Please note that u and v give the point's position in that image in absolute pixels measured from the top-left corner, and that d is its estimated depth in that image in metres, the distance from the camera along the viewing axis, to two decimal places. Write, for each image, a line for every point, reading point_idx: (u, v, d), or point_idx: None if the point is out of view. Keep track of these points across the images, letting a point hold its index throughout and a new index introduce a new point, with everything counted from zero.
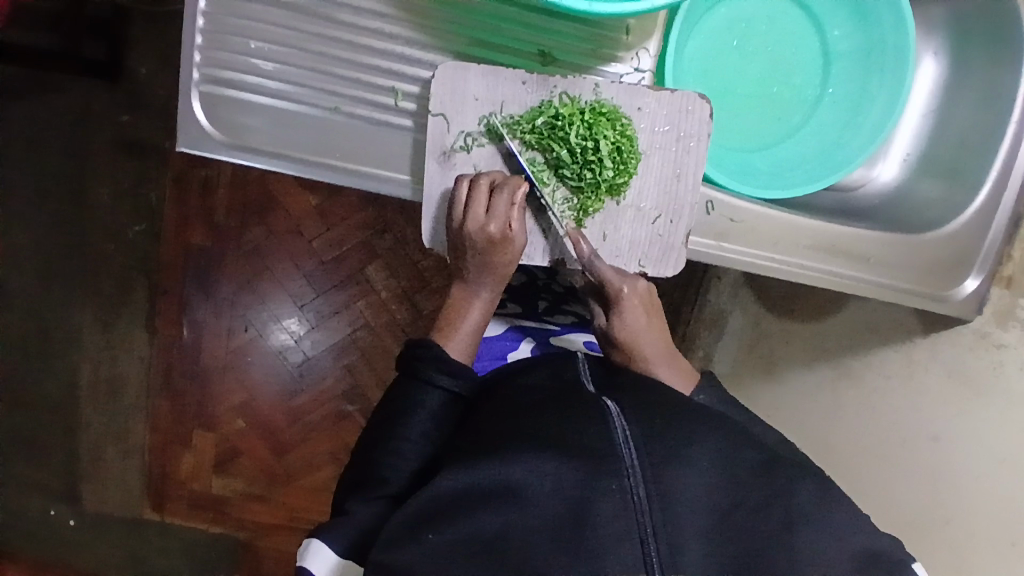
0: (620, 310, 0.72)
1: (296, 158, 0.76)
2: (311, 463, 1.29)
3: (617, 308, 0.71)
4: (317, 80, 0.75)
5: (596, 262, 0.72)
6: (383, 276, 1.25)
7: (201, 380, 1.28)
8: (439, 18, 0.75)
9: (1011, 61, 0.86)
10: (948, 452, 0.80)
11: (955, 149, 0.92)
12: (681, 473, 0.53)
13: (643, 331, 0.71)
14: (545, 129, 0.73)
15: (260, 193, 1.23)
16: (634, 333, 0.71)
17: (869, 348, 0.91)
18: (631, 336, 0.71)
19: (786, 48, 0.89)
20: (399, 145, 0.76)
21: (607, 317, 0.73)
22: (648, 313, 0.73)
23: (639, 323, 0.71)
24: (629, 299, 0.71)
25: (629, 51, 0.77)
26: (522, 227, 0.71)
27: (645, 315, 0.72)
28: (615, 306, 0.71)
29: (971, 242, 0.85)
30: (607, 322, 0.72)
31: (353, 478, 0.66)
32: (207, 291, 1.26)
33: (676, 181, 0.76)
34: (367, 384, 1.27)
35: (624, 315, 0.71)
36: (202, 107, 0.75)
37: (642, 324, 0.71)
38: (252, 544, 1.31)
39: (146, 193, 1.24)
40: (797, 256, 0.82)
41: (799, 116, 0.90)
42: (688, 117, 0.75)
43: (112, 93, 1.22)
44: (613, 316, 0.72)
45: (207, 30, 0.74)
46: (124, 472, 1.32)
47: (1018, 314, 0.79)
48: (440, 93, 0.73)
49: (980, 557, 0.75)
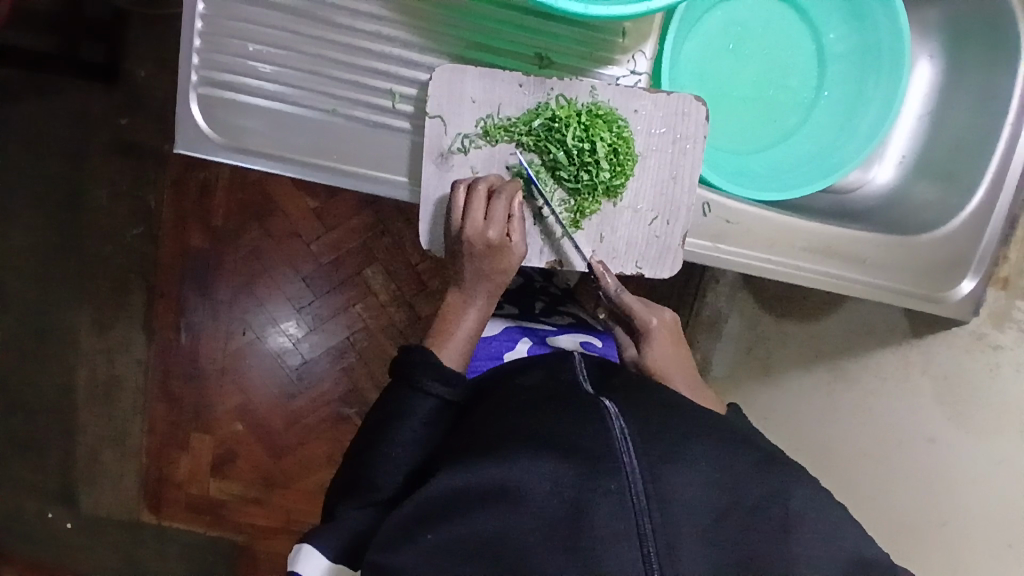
0: (650, 343, 0.74)
1: (294, 160, 0.76)
2: (308, 466, 1.29)
3: (647, 338, 0.74)
4: (315, 82, 0.75)
5: (625, 297, 0.75)
6: (381, 279, 1.25)
7: (198, 382, 1.28)
8: (437, 21, 0.75)
9: (1006, 63, 0.86)
10: (945, 453, 0.80)
11: (951, 151, 0.92)
12: (678, 473, 0.53)
13: (672, 361, 0.74)
14: (542, 131, 0.73)
15: (258, 195, 1.23)
16: (664, 363, 0.73)
17: (866, 350, 0.91)
18: (664, 367, 0.73)
19: (782, 50, 0.89)
20: (397, 147, 0.76)
21: (639, 349, 0.75)
22: (675, 342, 0.76)
23: (668, 353, 0.74)
24: (657, 330, 0.75)
25: (626, 53, 0.78)
26: (521, 233, 0.72)
27: (672, 346, 0.75)
28: (645, 337, 0.74)
29: (967, 244, 0.85)
30: (639, 353, 0.75)
31: (348, 480, 0.66)
32: (205, 293, 1.26)
33: (673, 183, 0.76)
34: (364, 387, 1.27)
35: (653, 346, 0.74)
36: (200, 110, 0.76)
37: (671, 355, 0.74)
38: (249, 547, 1.31)
39: (144, 196, 1.25)
40: (794, 258, 0.82)
41: (795, 118, 0.90)
42: (684, 119, 0.75)
43: (110, 96, 1.22)
44: (642, 347, 0.75)
45: (205, 32, 0.74)
46: (121, 475, 1.32)
47: (1014, 316, 0.79)
48: (438, 95, 0.73)
49: (977, 558, 0.75)
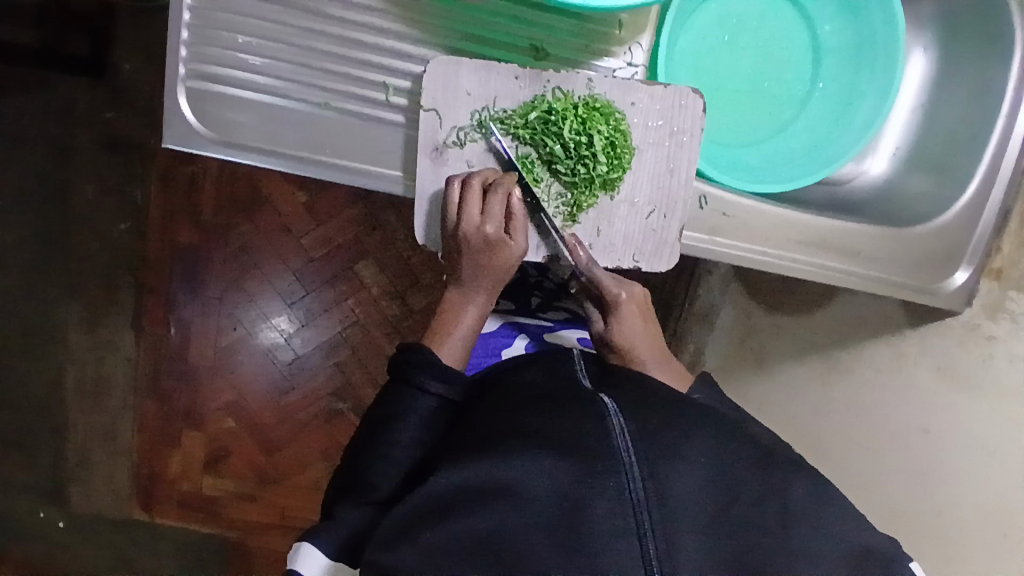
0: (618, 316, 0.71)
1: (285, 154, 0.75)
2: (302, 461, 1.29)
3: (614, 313, 0.71)
4: (307, 75, 0.74)
5: (597, 270, 0.72)
6: (373, 273, 1.24)
7: (189, 379, 1.27)
8: (431, 13, 0.74)
9: (1000, 54, 0.86)
10: (938, 443, 0.81)
11: (944, 144, 0.93)
12: (679, 470, 0.53)
13: (640, 338, 0.71)
14: (538, 124, 0.72)
15: (249, 190, 1.22)
16: (633, 338, 0.71)
17: (860, 340, 0.92)
18: (629, 340, 0.71)
19: (777, 43, 0.89)
20: (391, 141, 0.75)
21: (605, 323, 0.72)
22: (643, 316, 0.73)
23: (635, 331, 0.71)
24: (626, 305, 0.72)
25: (622, 45, 0.77)
26: (523, 233, 0.71)
27: (641, 321, 0.72)
28: (612, 310, 0.72)
29: (959, 236, 0.86)
30: (606, 327, 0.72)
31: (344, 482, 0.65)
32: (195, 289, 1.25)
33: (670, 176, 0.75)
34: (358, 382, 1.26)
35: (621, 320, 0.71)
36: (189, 103, 0.74)
37: (639, 331, 0.72)
38: (243, 543, 1.31)
39: (131, 191, 1.23)
40: (789, 251, 0.82)
41: (789, 112, 0.90)
42: (682, 112, 0.74)
43: (95, 90, 1.19)
44: (610, 320, 0.72)
45: (194, 24, 0.73)
46: (113, 473, 1.30)
47: (1008, 306, 0.79)
48: (432, 88, 0.72)
49: (972, 548, 0.76)
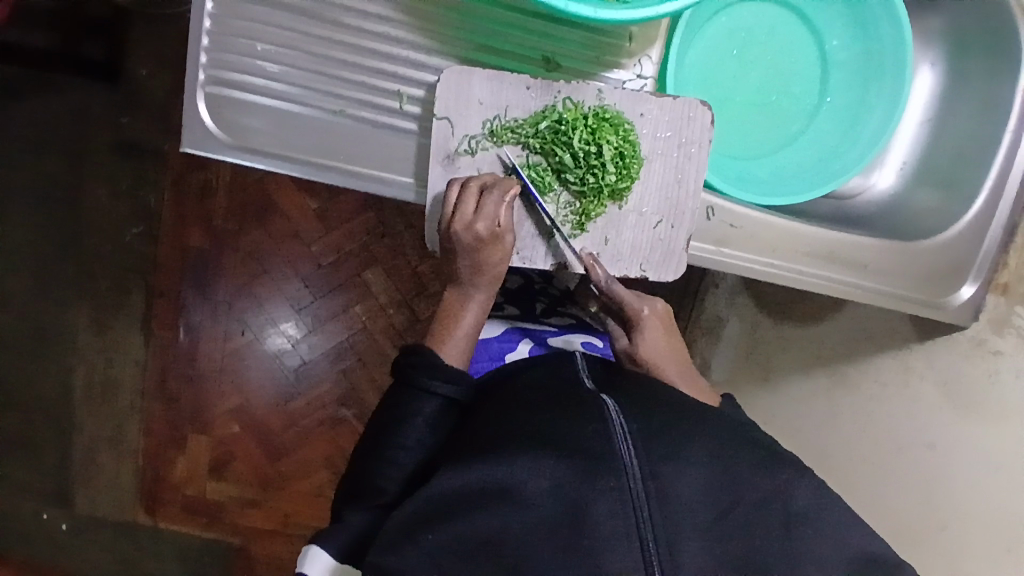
0: (642, 333, 0.73)
1: (298, 159, 0.77)
2: (306, 468, 1.29)
3: (639, 329, 0.73)
4: (322, 82, 0.75)
5: (617, 288, 0.73)
6: (381, 281, 1.25)
7: (196, 382, 1.28)
8: (445, 24, 0.75)
9: (1008, 70, 0.87)
10: (945, 459, 0.81)
11: (952, 159, 0.93)
12: (680, 473, 0.53)
13: (665, 350, 0.73)
14: (548, 133, 0.74)
15: (259, 196, 1.23)
16: (658, 353, 0.73)
17: (867, 355, 0.92)
18: (657, 356, 0.72)
19: (784, 57, 0.90)
20: (403, 148, 0.76)
21: (631, 339, 0.74)
22: (667, 330, 0.75)
23: (661, 343, 0.73)
24: (649, 319, 0.73)
25: (632, 58, 0.78)
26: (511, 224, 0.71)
27: (664, 333, 0.74)
28: (637, 327, 0.73)
29: (967, 251, 0.86)
30: (632, 343, 0.73)
31: (351, 486, 0.65)
32: (205, 294, 1.26)
33: (678, 186, 0.76)
34: (364, 390, 1.27)
35: (646, 335, 0.73)
36: (207, 109, 0.76)
37: (663, 343, 0.74)
38: (246, 550, 1.31)
39: (144, 196, 1.24)
40: (797, 264, 0.83)
41: (797, 125, 0.91)
42: (690, 123, 0.76)
43: (110, 96, 1.21)
44: (634, 337, 0.73)
45: (213, 32, 0.75)
46: (118, 476, 1.31)
47: (1015, 321, 0.80)
48: (445, 97, 0.73)
49: (976, 563, 0.75)
